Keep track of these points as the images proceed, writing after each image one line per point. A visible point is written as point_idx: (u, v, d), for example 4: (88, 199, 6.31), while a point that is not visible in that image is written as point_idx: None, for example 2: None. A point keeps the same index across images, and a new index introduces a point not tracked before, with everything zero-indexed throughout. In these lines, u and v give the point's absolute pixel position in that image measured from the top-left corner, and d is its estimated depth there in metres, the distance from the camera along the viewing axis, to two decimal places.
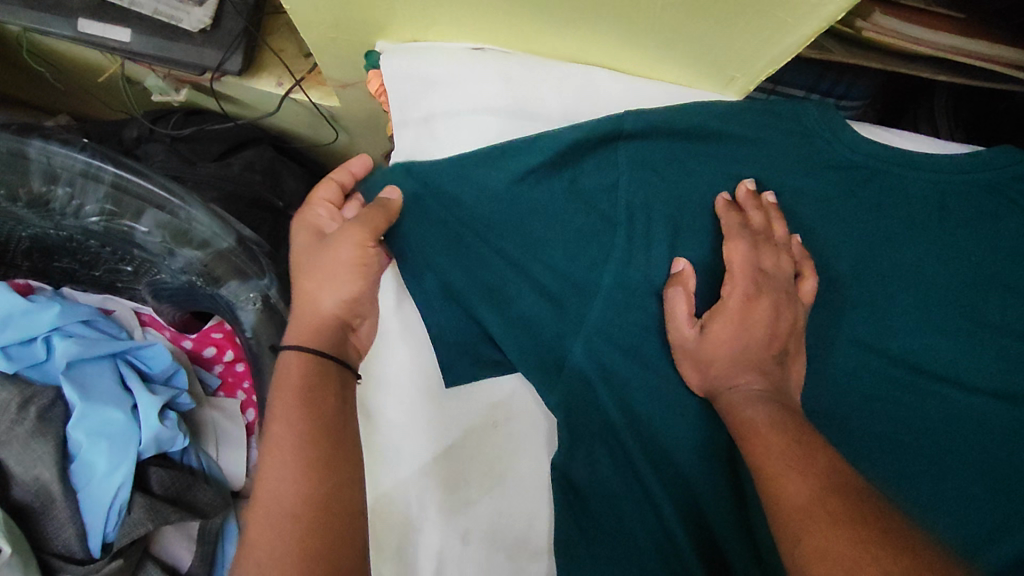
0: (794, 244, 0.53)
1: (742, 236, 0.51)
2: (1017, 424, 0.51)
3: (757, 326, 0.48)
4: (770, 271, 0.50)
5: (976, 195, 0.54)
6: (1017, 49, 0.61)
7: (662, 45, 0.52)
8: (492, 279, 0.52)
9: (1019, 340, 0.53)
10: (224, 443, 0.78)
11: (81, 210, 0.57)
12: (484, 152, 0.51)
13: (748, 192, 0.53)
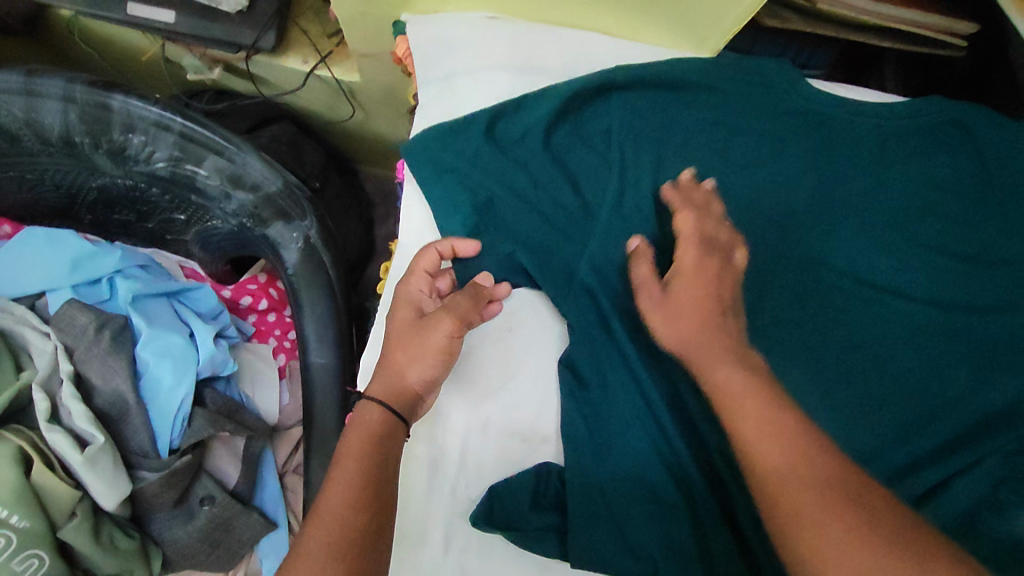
0: (731, 219, 0.58)
1: (689, 209, 0.56)
2: (941, 323, 0.64)
3: (712, 277, 0.52)
4: (711, 234, 0.55)
5: (908, 136, 0.67)
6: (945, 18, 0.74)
7: (646, 11, 0.62)
8: (508, 210, 0.62)
9: (943, 255, 0.65)
10: (259, 382, 0.85)
11: (151, 156, 0.67)
12: (503, 107, 0.63)
13: (693, 174, 0.60)
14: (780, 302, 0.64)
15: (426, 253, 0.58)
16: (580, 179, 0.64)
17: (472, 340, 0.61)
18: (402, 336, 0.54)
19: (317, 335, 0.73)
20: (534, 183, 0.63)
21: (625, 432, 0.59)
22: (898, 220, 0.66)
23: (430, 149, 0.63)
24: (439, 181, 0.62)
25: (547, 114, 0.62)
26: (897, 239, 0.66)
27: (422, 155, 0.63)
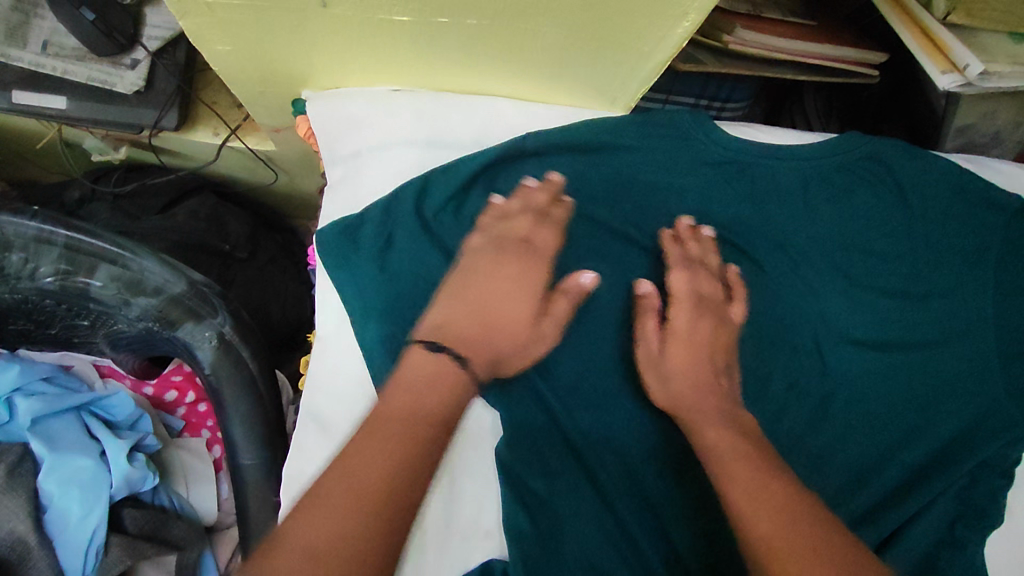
0: (729, 272, 0.63)
1: (680, 265, 0.61)
2: (873, 363, 0.66)
3: (699, 336, 0.58)
4: (707, 294, 0.61)
5: (829, 175, 0.67)
6: (850, 50, 0.77)
7: (552, 77, 0.61)
8: (419, 301, 0.60)
9: (870, 294, 0.66)
10: (195, 479, 0.80)
11: (36, 272, 0.63)
12: (407, 189, 0.61)
13: (687, 228, 0.63)
14: None
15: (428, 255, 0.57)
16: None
17: None
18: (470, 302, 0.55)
19: (244, 436, 0.69)
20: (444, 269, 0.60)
21: (567, 511, 0.58)
22: (824, 263, 0.66)
23: (340, 237, 0.61)
24: (350, 270, 0.60)
25: (451, 189, 0.61)
26: (824, 282, 0.66)
27: (329, 249, 0.61)
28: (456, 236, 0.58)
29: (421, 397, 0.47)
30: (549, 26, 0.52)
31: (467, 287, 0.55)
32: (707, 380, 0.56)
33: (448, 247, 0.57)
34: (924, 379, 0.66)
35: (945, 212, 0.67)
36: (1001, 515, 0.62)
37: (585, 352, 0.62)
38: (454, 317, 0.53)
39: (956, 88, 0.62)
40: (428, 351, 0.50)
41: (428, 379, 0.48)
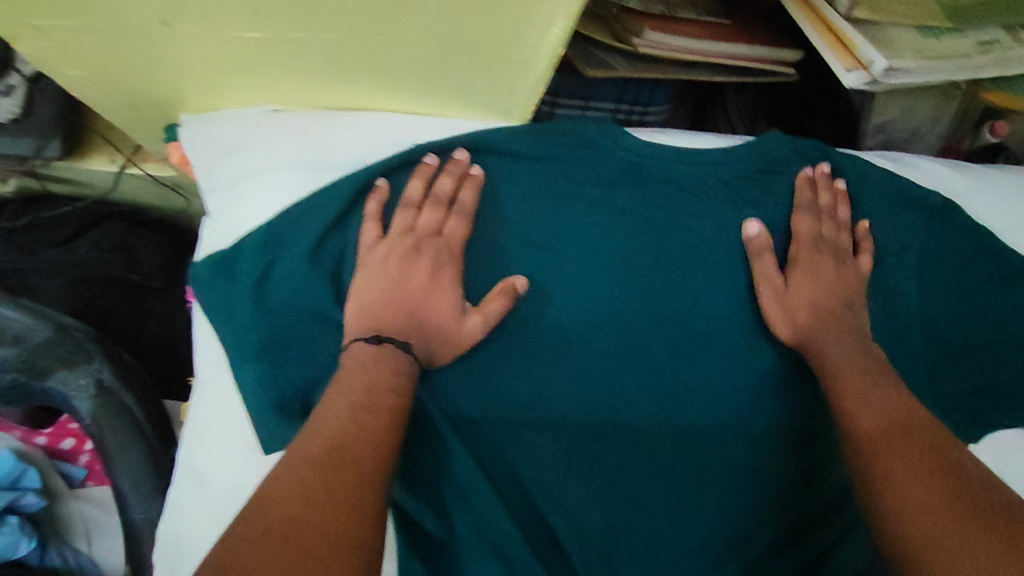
0: (861, 227, 0.66)
1: (806, 211, 0.64)
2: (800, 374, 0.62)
3: (827, 278, 0.62)
4: (830, 239, 0.64)
5: (740, 182, 0.64)
6: (764, 48, 0.75)
7: (437, 89, 0.56)
8: (300, 341, 0.55)
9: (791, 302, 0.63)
10: (98, 533, 0.74)
11: None
12: (287, 215, 0.57)
13: (823, 174, 0.65)
14: (630, 377, 0.60)
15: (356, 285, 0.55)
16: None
17: None
18: (404, 310, 0.54)
19: (133, 487, 0.63)
20: (325, 305, 0.56)
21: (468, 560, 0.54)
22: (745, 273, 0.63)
23: (215, 272, 0.57)
24: (228, 307, 0.56)
25: (326, 215, 0.57)
26: (747, 289, 0.62)
27: (204, 287, 0.57)
28: (421, 227, 0.57)
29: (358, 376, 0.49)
30: (415, 35, 0.48)
31: (390, 300, 0.54)
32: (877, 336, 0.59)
33: (406, 238, 0.56)
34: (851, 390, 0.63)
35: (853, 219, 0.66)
36: None
37: (493, 379, 0.58)
38: (384, 315, 0.53)
39: (861, 85, 0.59)
40: (370, 344, 0.52)
41: (368, 364, 0.50)
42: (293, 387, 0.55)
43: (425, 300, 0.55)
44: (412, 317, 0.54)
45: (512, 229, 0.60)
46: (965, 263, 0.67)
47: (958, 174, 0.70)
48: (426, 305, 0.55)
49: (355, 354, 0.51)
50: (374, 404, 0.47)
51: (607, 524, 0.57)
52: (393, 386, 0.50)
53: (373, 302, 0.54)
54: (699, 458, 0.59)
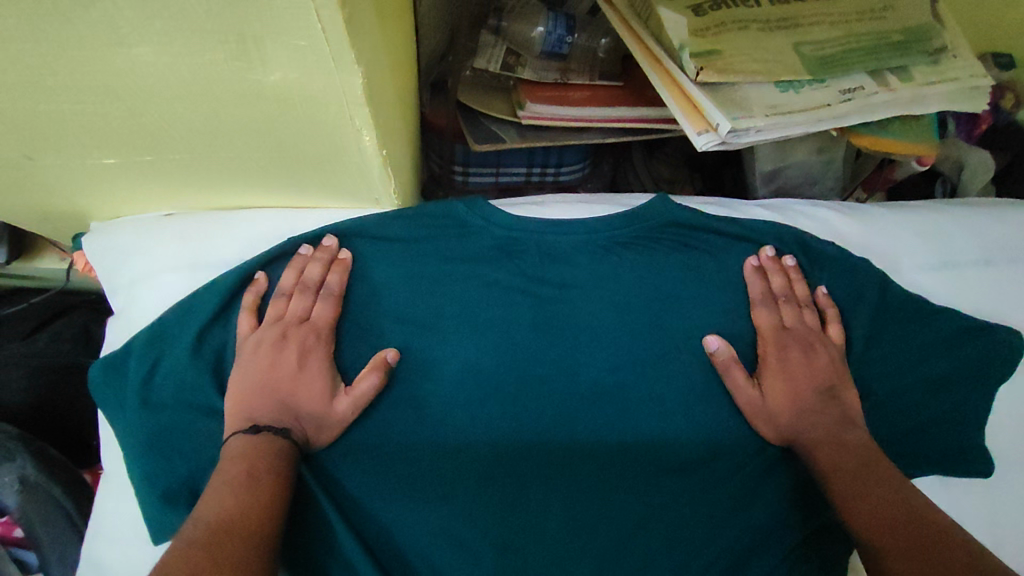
0: (818, 296, 0.67)
1: (765, 304, 0.66)
2: (677, 433, 0.63)
3: (798, 367, 0.64)
4: (794, 325, 0.65)
5: (619, 245, 0.67)
6: (646, 108, 0.78)
7: (296, 188, 0.59)
8: (186, 435, 0.59)
9: (672, 360, 0.65)
10: None
11: None
12: (177, 309, 0.62)
13: (771, 258, 0.67)
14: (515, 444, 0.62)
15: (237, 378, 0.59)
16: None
17: None
18: (272, 397, 0.57)
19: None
20: (209, 397, 0.59)
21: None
22: (620, 341, 0.65)
23: (111, 374, 0.61)
24: (123, 406, 0.60)
25: (206, 313, 0.61)
26: (627, 351, 0.64)
27: (102, 387, 0.61)
28: (291, 314, 0.61)
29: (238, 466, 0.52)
30: (248, 152, 0.50)
31: (265, 390, 0.58)
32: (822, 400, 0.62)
33: (276, 327, 0.60)
34: (737, 447, 0.64)
35: (731, 279, 0.67)
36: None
37: (377, 458, 0.60)
38: (256, 403, 0.57)
39: (715, 146, 0.61)
40: (247, 435, 0.54)
41: (246, 456, 0.52)
42: (178, 480, 0.58)
43: (299, 387, 0.58)
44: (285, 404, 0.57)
45: (394, 310, 0.64)
46: (850, 309, 0.68)
47: (851, 220, 0.71)
48: (300, 390, 0.58)
49: (231, 448, 0.53)
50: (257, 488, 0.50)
51: None
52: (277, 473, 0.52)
53: (246, 394, 0.57)
54: (587, 525, 0.61)
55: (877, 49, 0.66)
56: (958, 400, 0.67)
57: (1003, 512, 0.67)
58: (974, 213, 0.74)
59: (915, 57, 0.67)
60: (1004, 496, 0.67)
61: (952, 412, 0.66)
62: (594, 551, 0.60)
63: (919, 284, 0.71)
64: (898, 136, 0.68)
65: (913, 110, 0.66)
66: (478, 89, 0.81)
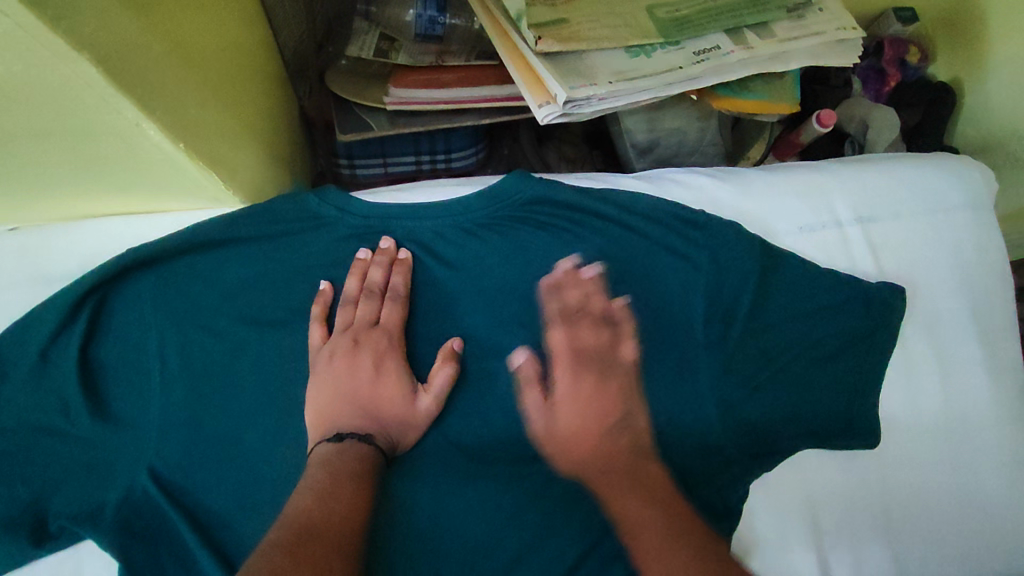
0: (615, 308, 0.63)
1: (560, 325, 0.61)
2: None
3: (592, 398, 0.58)
4: (589, 347, 0.60)
5: (482, 228, 0.64)
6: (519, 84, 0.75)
7: (125, 191, 0.56)
8: (19, 461, 0.55)
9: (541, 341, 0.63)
10: None
11: None
12: (11, 329, 0.58)
13: (567, 271, 0.63)
14: None
15: (83, 392, 0.57)
16: (113, 389, 0.59)
17: None
18: None
19: None
20: (49, 415, 0.57)
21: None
22: (485, 327, 0.63)
23: None
24: None
25: (46, 329, 0.58)
26: (495, 338, 0.62)
27: None
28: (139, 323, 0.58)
29: (323, 471, 0.51)
30: (40, 158, 0.47)
31: None
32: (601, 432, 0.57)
33: None
34: None
35: (601, 256, 0.64)
36: None
37: (232, 467, 0.58)
38: None
39: (558, 118, 0.59)
40: (333, 444, 0.54)
41: (332, 459, 0.52)
42: (10, 506, 0.54)
43: None
44: None
45: (245, 312, 0.60)
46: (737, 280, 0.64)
47: (728, 184, 0.68)
48: None
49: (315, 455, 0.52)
50: (337, 486, 0.50)
51: None
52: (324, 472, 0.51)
53: None
54: (460, 522, 0.58)
55: (736, 6, 0.64)
56: (848, 367, 0.63)
57: (892, 480, 0.64)
58: (860, 169, 0.70)
59: (775, 12, 0.64)
60: (894, 463, 0.65)
61: (841, 379, 0.63)
62: (462, 546, 0.58)
63: (804, 247, 0.67)
64: (761, 97, 0.66)
65: (773, 68, 0.64)
66: (350, 78, 0.77)
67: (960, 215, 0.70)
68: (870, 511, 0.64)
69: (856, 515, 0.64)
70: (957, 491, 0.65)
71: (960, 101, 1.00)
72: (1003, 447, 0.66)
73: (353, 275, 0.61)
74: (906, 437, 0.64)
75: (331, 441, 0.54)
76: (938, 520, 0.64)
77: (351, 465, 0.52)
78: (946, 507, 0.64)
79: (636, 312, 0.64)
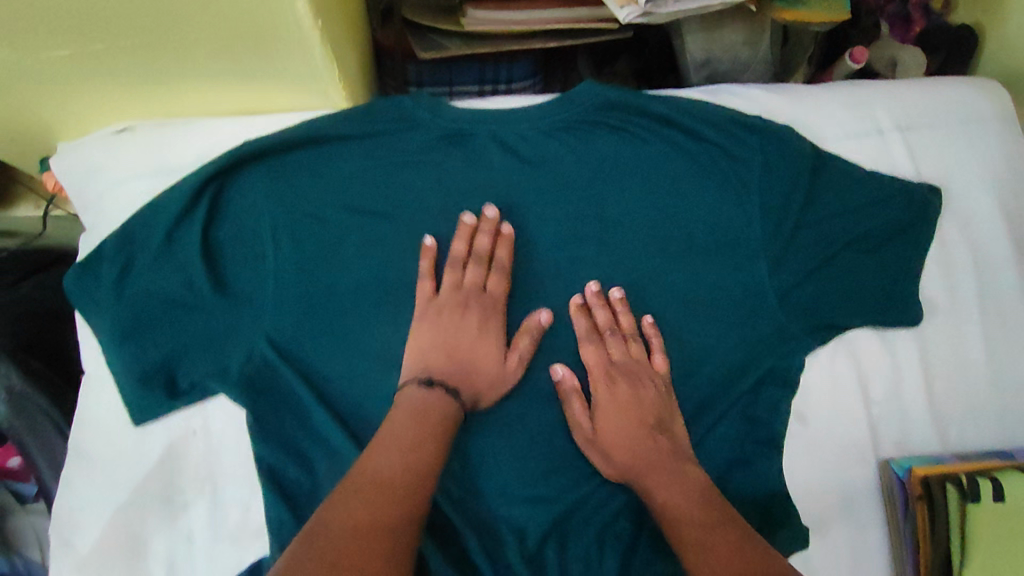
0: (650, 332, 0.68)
1: (588, 339, 0.67)
2: (622, 297, 0.68)
3: (642, 403, 0.65)
4: (633, 359, 0.67)
5: (558, 132, 0.70)
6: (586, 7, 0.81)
7: (244, 73, 0.63)
8: (159, 325, 0.63)
9: (613, 232, 0.69)
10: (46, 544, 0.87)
11: None
12: (142, 212, 0.65)
13: (595, 292, 0.67)
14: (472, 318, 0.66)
15: (207, 267, 0.63)
16: (232, 268, 0.65)
17: (162, 457, 0.62)
18: None
19: None
20: (180, 287, 0.63)
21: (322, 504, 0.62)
22: (562, 220, 0.69)
23: (85, 275, 0.64)
24: (98, 304, 0.63)
25: (173, 210, 0.64)
26: (571, 230, 0.69)
27: (80, 292, 0.64)
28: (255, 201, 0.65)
29: (409, 426, 0.56)
30: (189, 28, 0.54)
31: None
32: (639, 434, 0.64)
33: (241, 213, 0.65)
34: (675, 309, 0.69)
35: (667, 158, 0.71)
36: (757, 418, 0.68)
37: (342, 336, 0.65)
38: None
39: (637, 19, 0.65)
40: (422, 386, 0.59)
41: (423, 405, 0.58)
42: (153, 363, 0.62)
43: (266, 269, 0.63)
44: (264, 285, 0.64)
45: (349, 202, 0.67)
46: (792, 182, 0.71)
47: (780, 96, 0.75)
48: None
49: (410, 398, 0.58)
50: (416, 436, 0.55)
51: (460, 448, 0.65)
52: (420, 421, 0.56)
53: None
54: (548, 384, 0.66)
55: None
56: (891, 258, 0.71)
57: (933, 358, 0.71)
58: (896, 87, 0.78)
59: None
60: (933, 343, 0.71)
61: (880, 269, 0.71)
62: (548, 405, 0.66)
63: (851, 151, 0.74)
64: (817, 10, 0.74)
65: None
66: (425, 7, 0.82)
67: (991, 126, 0.77)
68: (913, 387, 0.70)
69: (900, 389, 0.70)
70: (989, 370, 0.71)
71: (981, 43, 1.06)
72: None
73: (460, 237, 0.66)
74: (942, 320, 0.71)
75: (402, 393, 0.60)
76: (979, 392, 0.71)
77: (416, 412, 0.57)
78: (982, 384, 0.71)
79: (699, 208, 0.70)
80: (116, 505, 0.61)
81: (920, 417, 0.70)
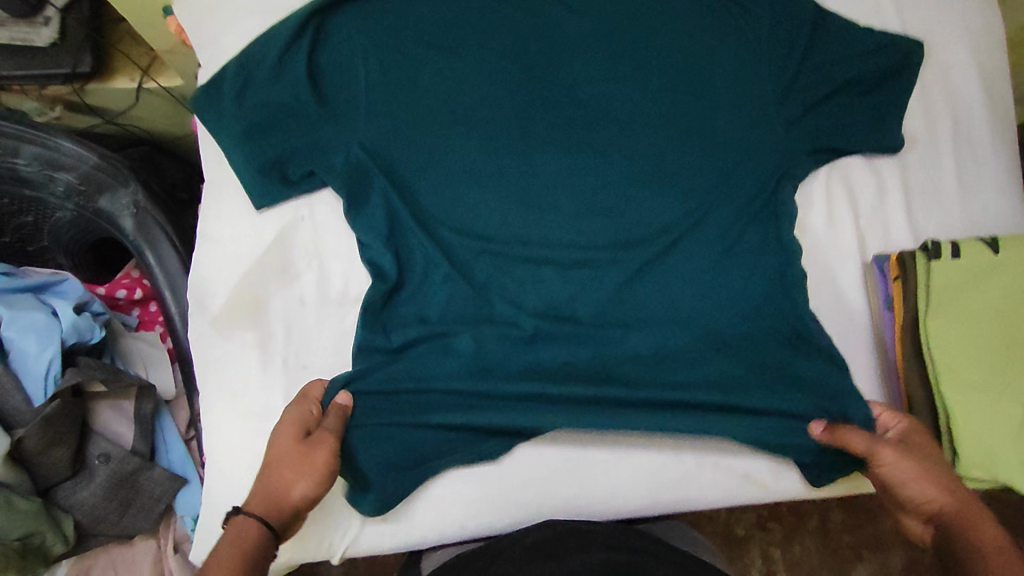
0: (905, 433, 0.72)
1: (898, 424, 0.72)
2: (652, 123, 0.81)
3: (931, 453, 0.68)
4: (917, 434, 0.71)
5: None
6: None
7: None
8: (270, 134, 0.76)
9: (645, 71, 0.82)
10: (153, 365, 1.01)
11: (16, 164, 0.86)
12: (255, 44, 0.78)
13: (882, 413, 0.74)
14: (527, 138, 0.80)
15: (312, 86, 0.76)
16: (330, 91, 0.78)
17: (276, 236, 0.78)
18: None
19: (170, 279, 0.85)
20: (286, 101, 0.75)
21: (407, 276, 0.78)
22: (603, 60, 0.82)
23: (208, 95, 0.77)
24: (220, 117, 0.76)
25: (283, 39, 0.76)
26: (612, 69, 0.82)
27: (205, 109, 0.77)
28: (350, 31, 0.79)
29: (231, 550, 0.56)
30: None
31: None
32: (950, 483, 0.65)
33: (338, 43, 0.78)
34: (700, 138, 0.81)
35: (692, 13, 0.84)
36: (771, 233, 0.80)
37: (420, 147, 0.78)
38: None
39: None
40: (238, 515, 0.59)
41: (242, 527, 0.58)
42: (269, 165, 0.76)
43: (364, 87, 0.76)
44: (359, 101, 0.77)
45: (425, 40, 0.80)
46: (798, 29, 0.83)
47: None
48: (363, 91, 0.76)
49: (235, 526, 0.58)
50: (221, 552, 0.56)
51: (518, 244, 0.79)
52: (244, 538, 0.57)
53: None
54: (589, 193, 0.80)
55: None
56: (882, 97, 0.83)
57: (910, 179, 0.86)
58: None
59: None
60: (911, 167, 0.86)
61: (874, 108, 0.83)
62: (590, 209, 0.80)
63: (847, 11, 0.87)
64: None
65: None
66: None
67: None
68: (895, 202, 0.85)
69: (882, 205, 0.85)
70: (955, 191, 0.86)
71: None
72: (991, 159, 0.88)
73: (584, 150, 0.81)
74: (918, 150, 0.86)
75: (225, 524, 0.59)
76: (949, 205, 0.86)
77: (239, 535, 0.57)
78: (949, 201, 0.86)
79: (721, 53, 0.83)
80: (238, 271, 0.77)
81: (901, 225, 0.85)
